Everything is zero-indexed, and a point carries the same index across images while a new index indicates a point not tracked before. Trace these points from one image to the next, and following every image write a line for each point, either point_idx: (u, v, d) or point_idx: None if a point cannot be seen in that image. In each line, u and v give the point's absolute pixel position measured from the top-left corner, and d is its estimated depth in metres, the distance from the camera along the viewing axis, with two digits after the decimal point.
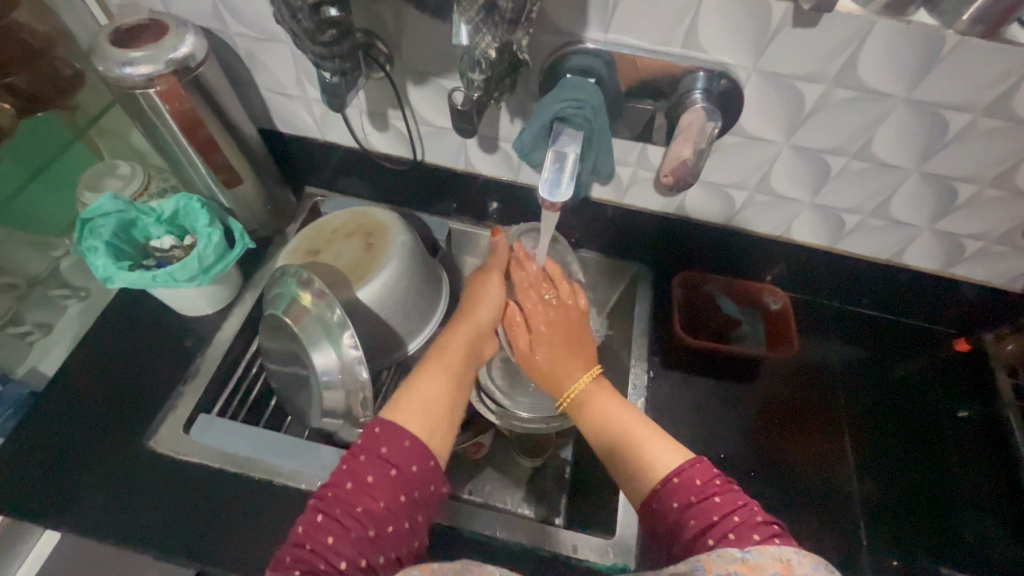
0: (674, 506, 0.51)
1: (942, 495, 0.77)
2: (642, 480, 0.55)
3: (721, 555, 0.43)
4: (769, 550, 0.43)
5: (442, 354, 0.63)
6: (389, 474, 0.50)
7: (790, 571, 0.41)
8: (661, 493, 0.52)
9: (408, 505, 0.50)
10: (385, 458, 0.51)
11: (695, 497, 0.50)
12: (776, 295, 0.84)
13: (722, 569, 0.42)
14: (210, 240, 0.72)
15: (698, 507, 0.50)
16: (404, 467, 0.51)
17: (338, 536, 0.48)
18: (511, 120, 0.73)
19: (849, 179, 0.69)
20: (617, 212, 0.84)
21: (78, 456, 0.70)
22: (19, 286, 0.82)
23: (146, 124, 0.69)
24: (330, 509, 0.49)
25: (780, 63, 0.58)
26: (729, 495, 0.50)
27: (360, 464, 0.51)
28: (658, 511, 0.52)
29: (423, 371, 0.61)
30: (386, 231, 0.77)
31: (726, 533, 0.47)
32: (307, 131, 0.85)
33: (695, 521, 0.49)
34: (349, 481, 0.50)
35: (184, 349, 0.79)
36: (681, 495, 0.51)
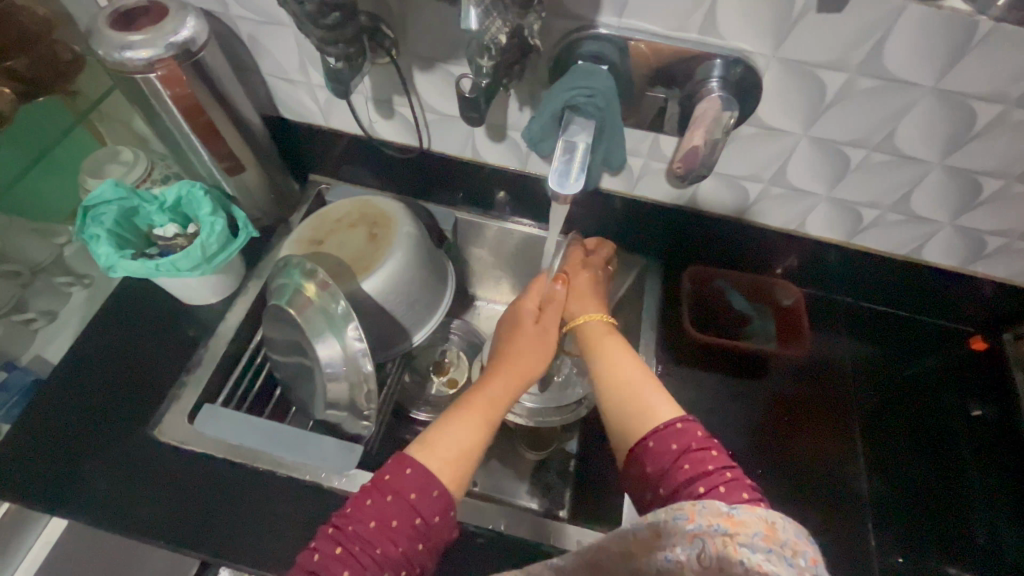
0: (671, 446, 0.52)
1: (952, 495, 0.76)
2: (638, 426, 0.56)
3: (706, 507, 0.43)
4: (755, 510, 0.43)
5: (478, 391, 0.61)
6: (412, 522, 0.51)
7: (774, 532, 0.41)
8: (658, 436, 0.53)
9: (422, 553, 0.51)
10: (411, 504, 0.51)
11: (694, 445, 0.52)
12: (789, 290, 0.82)
13: (706, 521, 0.42)
14: (212, 229, 0.71)
15: (695, 453, 0.51)
16: (425, 515, 0.51)
17: (355, 572, 0.48)
18: (519, 108, 0.71)
19: (868, 172, 0.67)
20: (627, 203, 0.82)
21: (83, 444, 0.70)
22: (22, 274, 0.81)
23: (146, 110, 0.67)
24: (348, 544, 0.49)
25: (801, 51, 0.56)
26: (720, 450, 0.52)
27: (383, 504, 0.51)
28: (651, 450, 0.53)
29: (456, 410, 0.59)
30: (391, 222, 0.76)
31: (716, 484, 0.49)
32: (311, 118, 0.84)
33: (686, 467, 0.51)
34: (372, 521, 0.50)
35: (189, 338, 0.79)
36: (679, 438, 0.52)
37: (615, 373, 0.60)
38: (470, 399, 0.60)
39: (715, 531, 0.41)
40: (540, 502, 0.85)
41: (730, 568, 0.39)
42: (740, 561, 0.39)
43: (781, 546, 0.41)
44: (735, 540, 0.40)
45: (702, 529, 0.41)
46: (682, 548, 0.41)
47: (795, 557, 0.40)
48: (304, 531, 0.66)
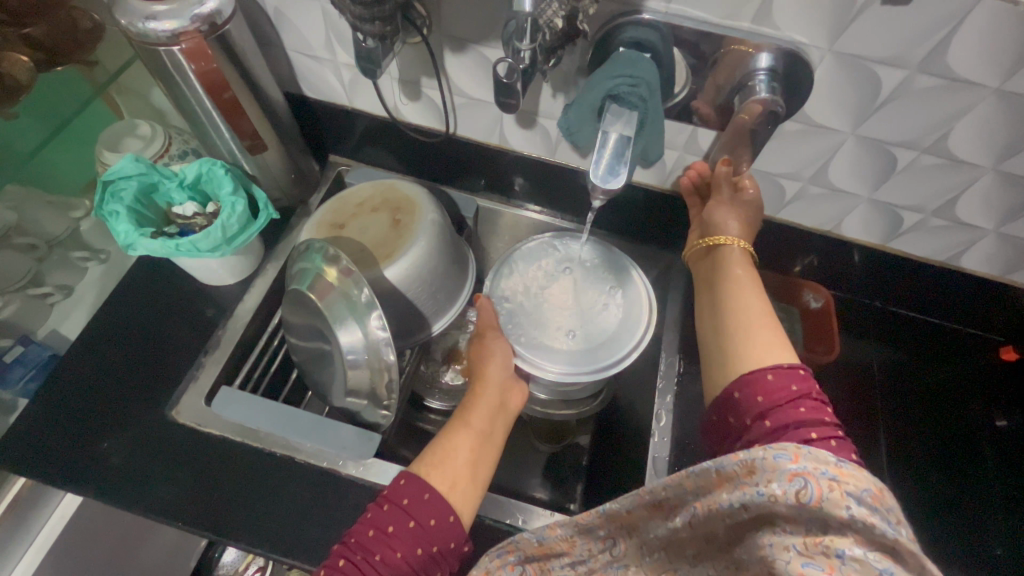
0: (781, 392, 0.52)
1: (972, 505, 0.75)
2: (724, 370, 0.57)
3: (813, 452, 0.38)
4: (865, 471, 0.38)
5: (470, 407, 0.63)
6: (407, 526, 0.51)
7: (882, 496, 0.37)
8: (743, 384, 0.53)
9: (425, 558, 0.51)
10: (404, 509, 0.52)
11: (798, 389, 0.52)
12: (818, 293, 0.81)
13: (811, 464, 0.38)
14: (233, 209, 0.69)
15: (799, 401, 0.51)
16: (420, 519, 0.51)
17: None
18: (552, 95, 0.68)
19: (915, 174, 0.64)
20: (655, 196, 0.79)
21: (100, 423, 0.70)
22: (39, 248, 0.80)
23: (168, 84, 0.65)
24: (350, 554, 0.49)
25: (859, 45, 0.53)
26: (816, 407, 0.51)
27: (381, 514, 0.52)
28: (739, 400, 0.53)
29: (450, 425, 0.61)
30: (415, 207, 0.74)
31: (828, 437, 0.49)
32: (334, 98, 0.81)
33: (801, 411, 0.51)
34: (371, 529, 0.51)
35: (205, 319, 0.78)
36: (768, 393, 0.52)
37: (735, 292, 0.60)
38: (467, 411, 0.62)
39: (821, 475, 0.37)
40: (553, 493, 0.84)
41: (831, 513, 0.36)
42: (846, 510, 0.35)
43: (887, 510, 0.37)
44: (843, 488, 0.36)
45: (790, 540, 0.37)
46: (778, 485, 0.37)
47: (901, 526, 0.36)
48: (318, 520, 0.65)
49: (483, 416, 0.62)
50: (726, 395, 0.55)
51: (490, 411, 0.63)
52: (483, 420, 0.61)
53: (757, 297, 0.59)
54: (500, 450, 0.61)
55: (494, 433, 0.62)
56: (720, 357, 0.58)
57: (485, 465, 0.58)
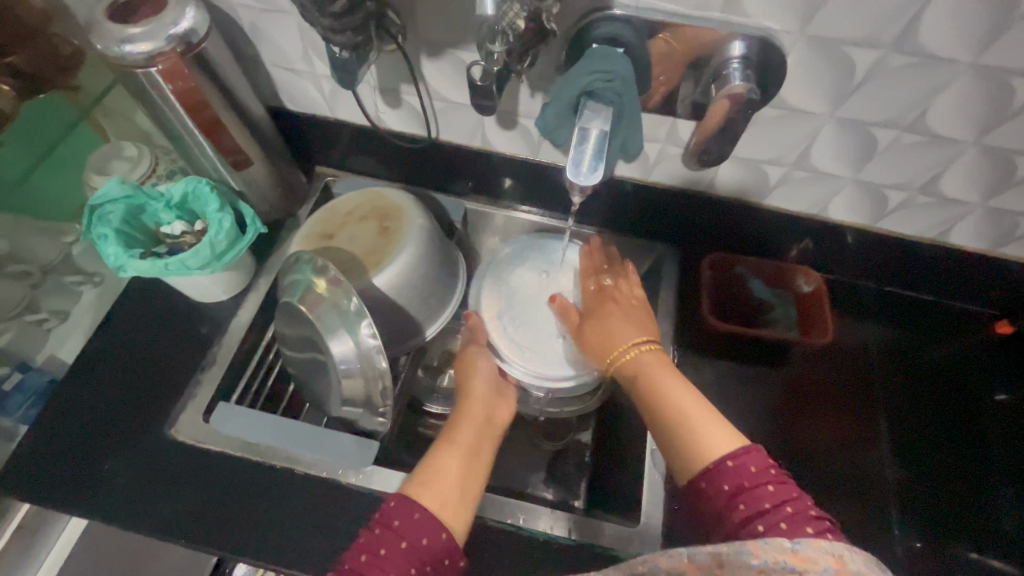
0: (723, 489, 0.49)
1: (977, 484, 0.74)
2: (691, 455, 0.53)
3: (769, 542, 0.38)
4: (821, 543, 0.38)
5: (454, 428, 0.63)
6: (397, 546, 0.50)
7: (843, 567, 0.37)
8: (707, 475, 0.50)
9: None
10: (395, 530, 0.50)
11: (749, 484, 0.48)
12: (810, 277, 0.79)
13: (771, 558, 0.37)
14: (220, 226, 0.70)
15: (749, 493, 0.48)
16: (412, 540, 0.50)
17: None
18: (531, 94, 0.68)
19: (897, 153, 0.64)
20: (642, 189, 0.79)
21: (99, 445, 0.70)
22: (32, 274, 0.81)
23: (148, 104, 0.65)
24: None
25: (831, 28, 0.53)
26: (782, 482, 0.48)
27: (372, 537, 0.51)
28: (704, 493, 0.50)
29: (437, 445, 0.61)
30: (401, 213, 0.75)
31: (778, 522, 0.46)
32: (317, 109, 0.82)
33: (743, 508, 0.47)
34: (362, 554, 0.49)
35: (200, 336, 0.78)
36: (732, 479, 0.49)
37: (665, 398, 0.57)
38: (453, 429, 0.63)
39: (783, 568, 0.37)
40: (557, 491, 0.84)
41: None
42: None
43: None
44: None
45: (769, 567, 0.37)
46: None
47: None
48: (323, 530, 0.66)
49: (470, 432, 0.62)
50: (692, 487, 0.51)
51: (476, 427, 0.63)
52: (469, 438, 0.61)
53: (683, 385, 0.57)
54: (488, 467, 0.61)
55: (481, 452, 0.61)
56: (674, 452, 0.54)
57: (474, 483, 0.58)
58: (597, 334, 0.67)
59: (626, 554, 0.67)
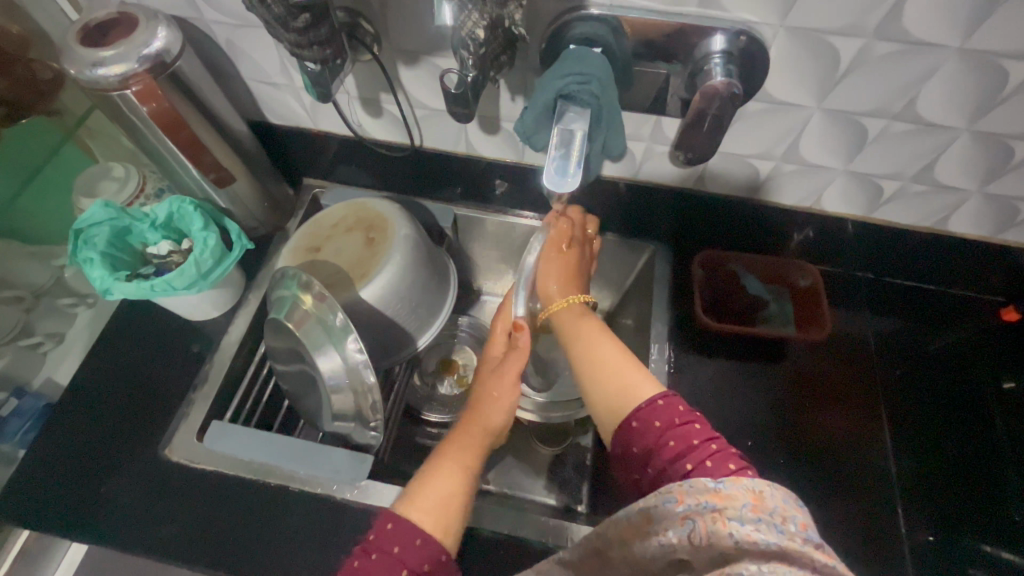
0: (655, 424, 0.49)
1: (984, 475, 0.72)
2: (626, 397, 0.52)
3: (693, 485, 0.39)
4: (741, 479, 0.39)
5: (456, 445, 0.56)
6: (371, 557, 0.46)
7: (761, 502, 0.37)
8: (639, 412, 0.50)
9: None
10: (397, 558, 0.46)
11: (676, 420, 0.49)
12: (806, 272, 0.78)
13: (695, 501, 0.38)
14: (205, 244, 0.69)
15: (679, 429, 0.48)
16: (414, 567, 0.46)
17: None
18: (511, 98, 0.67)
19: (888, 142, 0.62)
20: (631, 189, 0.78)
21: (95, 468, 0.70)
22: (26, 299, 0.84)
23: (126, 126, 0.65)
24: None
25: (811, 18, 0.52)
26: (706, 420, 0.49)
27: (368, 564, 0.46)
28: (638, 429, 0.50)
29: (433, 464, 0.55)
30: (387, 224, 0.74)
31: (702, 460, 0.46)
32: (299, 122, 0.81)
33: (672, 445, 0.48)
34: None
35: (193, 355, 0.78)
36: (661, 415, 0.49)
37: (598, 343, 0.57)
38: (452, 448, 0.56)
39: (705, 509, 0.37)
40: (558, 496, 0.83)
41: (721, 546, 0.36)
42: (730, 538, 0.35)
43: (770, 514, 0.37)
44: (725, 516, 0.37)
45: (692, 509, 0.38)
46: (673, 532, 0.38)
47: (786, 524, 0.36)
48: (320, 546, 0.66)
49: (472, 453, 0.56)
50: (625, 425, 0.51)
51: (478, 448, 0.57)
52: (470, 458, 0.56)
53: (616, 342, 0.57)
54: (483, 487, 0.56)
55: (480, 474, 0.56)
56: (604, 402, 0.54)
57: (473, 501, 0.54)
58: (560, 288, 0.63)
59: None
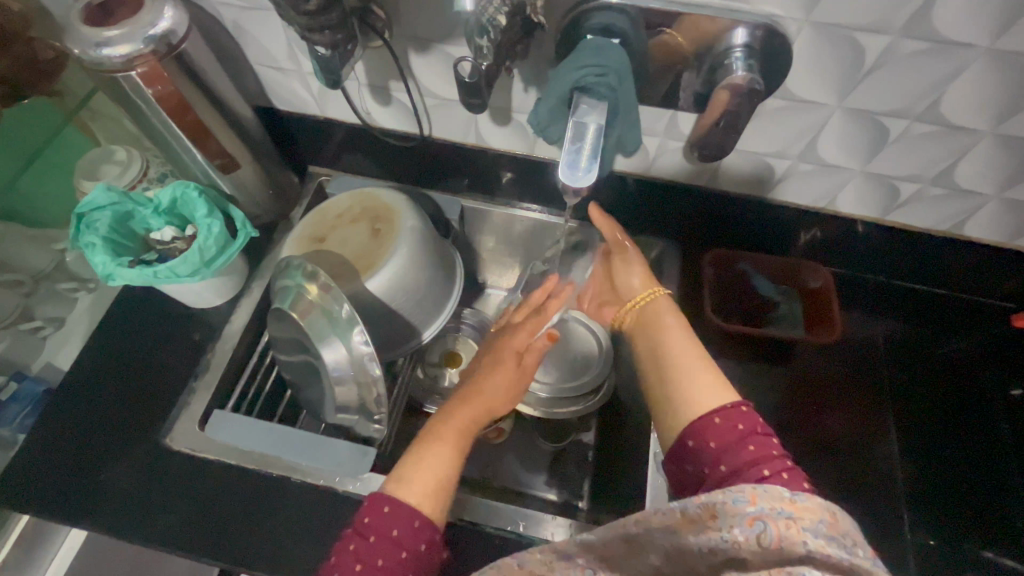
0: (711, 445, 0.50)
1: (987, 482, 0.72)
2: (687, 413, 0.53)
3: (769, 490, 0.38)
4: (818, 497, 0.39)
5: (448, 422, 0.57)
6: (369, 542, 0.48)
7: (836, 521, 0.38)
8: (695, 432, 0.51)
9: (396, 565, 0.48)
10: (394, 541, 0.48)
11: (734, 438, 0.49)
12: (817, 273, 0.76)
13: (768, 505, 0.37)
14: (209, 231, 0.68)
15: (748, 443, 0.49)
16: (410, 547, 0.49)
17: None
18: (524, 89, 0.66)
19: (908, 143, 0.61)
20: (642, 184, 0.77)
21: (94, 455, 0.70)
22: (25, 283, 0.82)
23: (130, 108, 0.63)
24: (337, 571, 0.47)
25: (837, 13, 0.50)
26: (763, 440, 0.49)
27: (368, 546, 0.48)
28: (692, 450, 0.51)
29: (424, 439, 0.55)
30: (393, 215, 0.73)
31: (779, 471, 0.47)
32: (306, 108, 0.80)
33: (729, 463, 0.48)
34: (356, 563, 0.47)
35: (194, 342, 0.77)
36: (717, 436, 0.50)
37: (667, 351, 0.57)
38: (443, 424, 0.56)
39: (779, 514, 0.37)
40: (559, 492, 0.83)
41: (794, 555, 0.36)
42: (803, 546, 0.36)
43: (842, 534, 0.37)
44: (799, 525, 0.37)
45: (766, 513, 0.37)
46: (739, 530, 0.36)
47: (856, 547, 0.37)
48: (320, 538, 0.65)
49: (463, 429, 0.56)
50: (680, 443, 0.52)
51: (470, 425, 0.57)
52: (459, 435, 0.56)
53: (687, 346, 0.57)
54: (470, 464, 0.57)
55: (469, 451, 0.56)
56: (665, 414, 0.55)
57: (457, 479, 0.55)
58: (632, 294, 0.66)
59: None
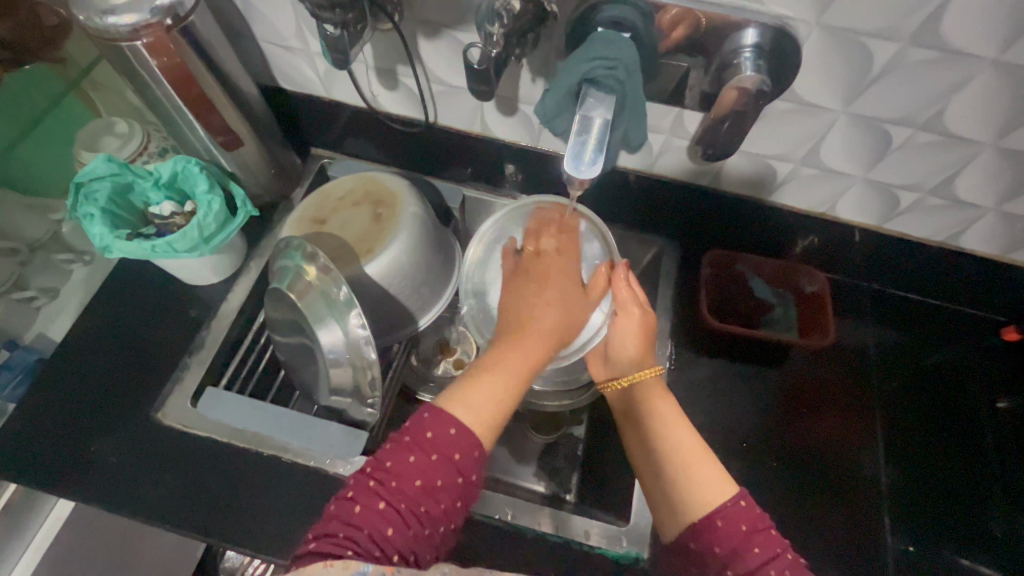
0: (716, 551, 0.48)
1: (967, 490, 0.73)
2: (684, 510, 0.52)
3: None
4: None
5: (516, 347, 0.55)
6: (431, 459, 0.47)
7: None
8: (696, 534, 0.49)
9: (451, 490, 0.48)
10: (454, 463, 0.48)
11: (735, 539, 0.48)
12: (813, 278, 0.77)
13: None
14: (209, 208, 0.68)
15: (744, 546, 0.47)
16: (468, 473, 0.49)
17: (399, 529, 0.45)
18: (532, 80, 0.66)
19: (910, 152, 0.61)
20: (645, 181, 0.77)
21: (84, 427, 0.70)
22: (20, 252, 0.82)
23: (134, 79, 0.63)
24: (392, 498, 0.46)
25: (848, 17, 0.50)
26: (767, 538, 0.48)
27: (429, 463, 0.47)
28: (695, 553, 0.50)
29: (483, 365, 0.54)
30: (396, 200, 0.73)
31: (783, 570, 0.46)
32: (312, 89, 0.79)
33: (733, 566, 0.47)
34: (417, 479, 0.46)
35: (190, 319, 0.77)
36: (723, 541, 0.48)
37: (666, 440, 0.56)
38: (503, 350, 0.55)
39: None
40: (547, 484, 0.83)
41: None
42: None
43: None
44: None
45: None
46: None
47: None
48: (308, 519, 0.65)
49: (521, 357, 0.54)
50: (683, 544, 0.51)
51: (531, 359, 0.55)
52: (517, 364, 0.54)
53: (688, 436, 0.56)
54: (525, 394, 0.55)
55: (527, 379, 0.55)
56: (668, 510, 0.53)
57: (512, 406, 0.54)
58: (631, 362, 0.62)
59: (613, 554, 0.66)
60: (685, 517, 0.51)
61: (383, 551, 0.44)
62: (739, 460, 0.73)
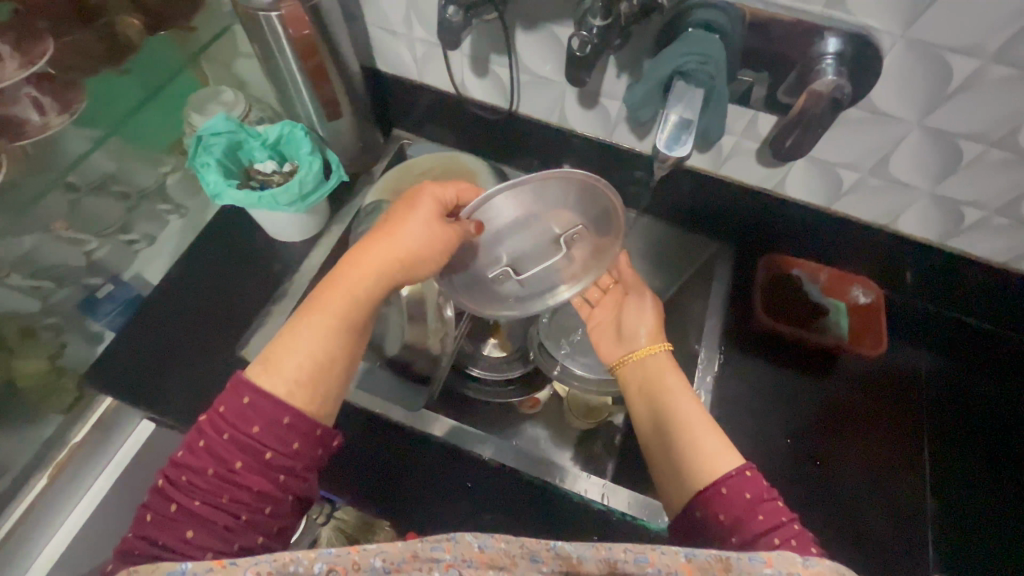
0: (720, 519, 0.49)
1: (998, 518, 0.74)
2: (692, 480, 0.53)
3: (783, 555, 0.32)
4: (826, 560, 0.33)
5: (339, 289, 0.53)
6: (222, 439, 0.46)
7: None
8: (702, 503, 0.51)
9: (259, 470, 0.47)
10: (252, 441, 0.47)
11: (741, 509, 0.49)
12: (868, 289, 0.82)
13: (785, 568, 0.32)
14: (310, 167, 0.75)
15: (750, 516, 0.48)
16: (271, 443, 0.47)
17: (200, 527, 0.45)
18: (617, 75, 0.71)
19: (980, 169, 0.63)
20: (713, 182, 0.80)
21: (172, 357, 0.76)
22: (130, 197, 0.90)
23: (261, 46, 0.70)
24: (184, 498, 0.45)
25: (935, 32, 0.54)
26: (771, 507, 0.48)
27: (219, 443, 0.46)
28: (700, 523, 0.51)
29: (306, 313, 0.52)
30: (474, 178, 0.80)
31: (788, 537, 0.46)
32: (406, 73, 0.86)
33: (737, 535, 0.48)
34: (208, 467, 0.46)
35: (272, 272, 0.84)
36: (727, 509, 0.49)
37: (669, 406, 0.58)
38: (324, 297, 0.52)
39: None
40: (583, 467, 0.86)
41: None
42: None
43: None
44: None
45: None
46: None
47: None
48: None
49: (345, 298, 0.52)
50: (689, 516, 0.52)
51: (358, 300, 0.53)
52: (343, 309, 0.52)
53: (693, 406, 0.58)
54: (363, 341, 0.54)
55: (360, 327, 0.53)
56: (673, 480, 0.55)
57: (348, 359, 0.52)
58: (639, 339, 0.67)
59: (653, 525, 0.67)
60: (692, 484, 0.53)
61: (186, 553, 0.44)
62: (778, 458, 0.75)
